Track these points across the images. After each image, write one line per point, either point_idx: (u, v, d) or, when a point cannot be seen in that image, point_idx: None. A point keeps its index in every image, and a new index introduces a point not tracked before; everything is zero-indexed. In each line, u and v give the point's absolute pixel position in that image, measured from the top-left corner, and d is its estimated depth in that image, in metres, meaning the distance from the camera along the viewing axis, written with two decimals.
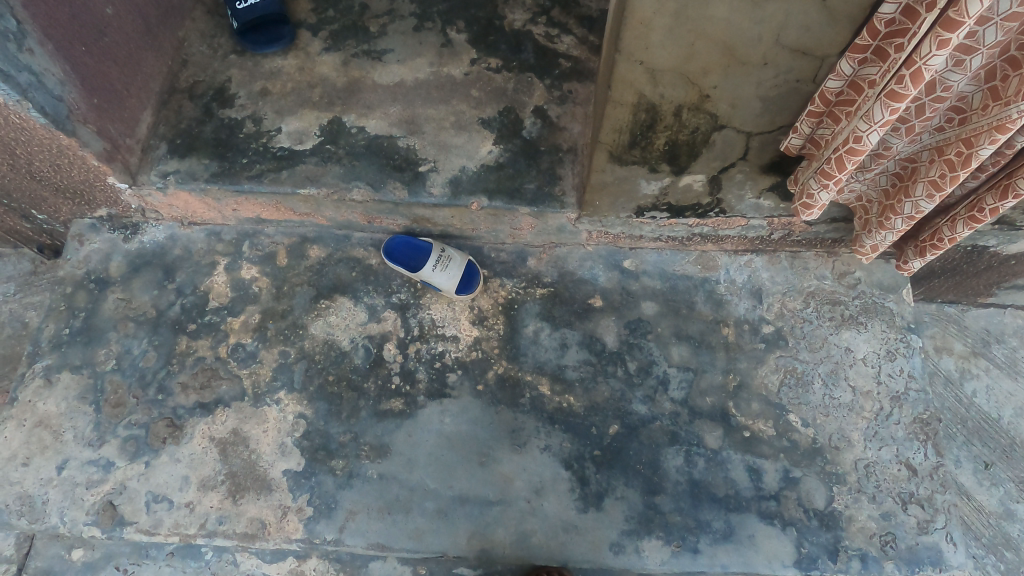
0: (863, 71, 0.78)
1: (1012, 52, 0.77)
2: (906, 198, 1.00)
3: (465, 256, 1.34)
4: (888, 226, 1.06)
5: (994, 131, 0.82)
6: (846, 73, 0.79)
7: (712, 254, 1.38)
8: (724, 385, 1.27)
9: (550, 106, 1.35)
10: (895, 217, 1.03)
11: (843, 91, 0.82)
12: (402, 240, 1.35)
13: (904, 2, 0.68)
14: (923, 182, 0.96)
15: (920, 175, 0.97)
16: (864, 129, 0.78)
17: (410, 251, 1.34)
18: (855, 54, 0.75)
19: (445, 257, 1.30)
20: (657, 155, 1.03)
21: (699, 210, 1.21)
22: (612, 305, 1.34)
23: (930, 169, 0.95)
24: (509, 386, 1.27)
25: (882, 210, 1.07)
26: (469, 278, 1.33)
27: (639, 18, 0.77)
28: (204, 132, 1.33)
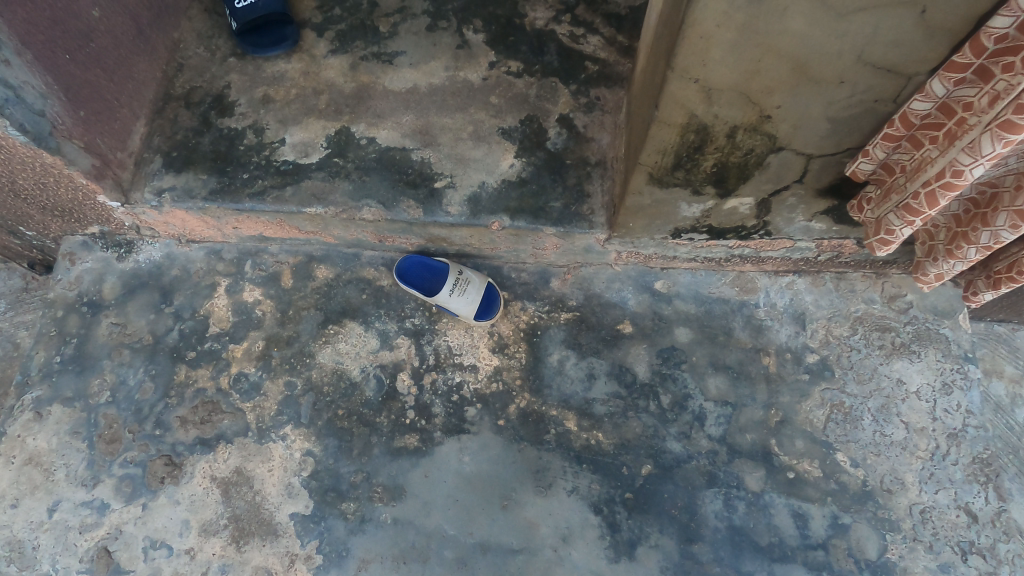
0: (958, 92, 0.67)
1: None
2: (983, 226, 0.89)
3: (484, 278, 1.24)
4: (959, 255, 0.95)
5: None
6: (937, 94, 0.68)
7: (751, 275, 1.27)
8: (766, 421, 1.17)
9: (576, 115, 1.24)
10: (968, 246, 0.92)
11: (931, 113, 0.71)
12: (416, 259, 1.26)
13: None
14: (1007, 211, 0.85)
15: (1003, 203, 0.86)
16: (967, 163, 0.68)
17: (425, 273, 1.25)
18: (951, 74, 0.65)
19: (463, 280, 1.21)
20: (703, 177, 0.92)
21: (742, 232, 1.10)
22: (643, 332, 1.24)
23: (1017, 196, 0.83)
24: (532, 422, 1.18)
25: (952, 237, 0.96)
26: (488, 302, 1.24)
27: (699, 32, 0.65)
28: (201, 143, 1.23)
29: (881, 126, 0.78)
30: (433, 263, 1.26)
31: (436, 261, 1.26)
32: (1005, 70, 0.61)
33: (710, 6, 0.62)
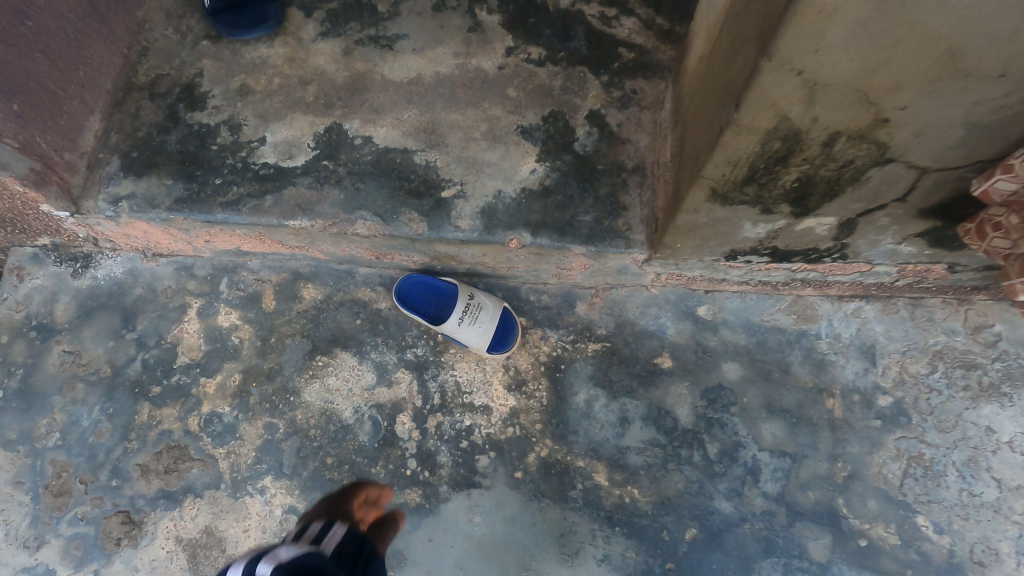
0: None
1: None
2: None
3: (501, 303, 1.07)
4: None
5: None
6: None
7: (811, 300, 1.09)
8: (831, 476, 0.99)
9: (608, 111, 1.05)
10: None
11: None
12: (420, 279, 1.08)
13: None
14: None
15: None
16: None
17: (430, 296, 1.08)
18: None
19: (476, 306, 1.04)
20: (780, 194, 0.74)
21: (812, 255, 0.91)
22: (684, 367, 1.05)
23: None
24: (555, 474, 1.00)
25: None
26: (504, 332, 1.06)
27: (819, 7, 0.47)
28: (166, 142, 1.04)
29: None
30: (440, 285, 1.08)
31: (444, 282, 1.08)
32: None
33: None
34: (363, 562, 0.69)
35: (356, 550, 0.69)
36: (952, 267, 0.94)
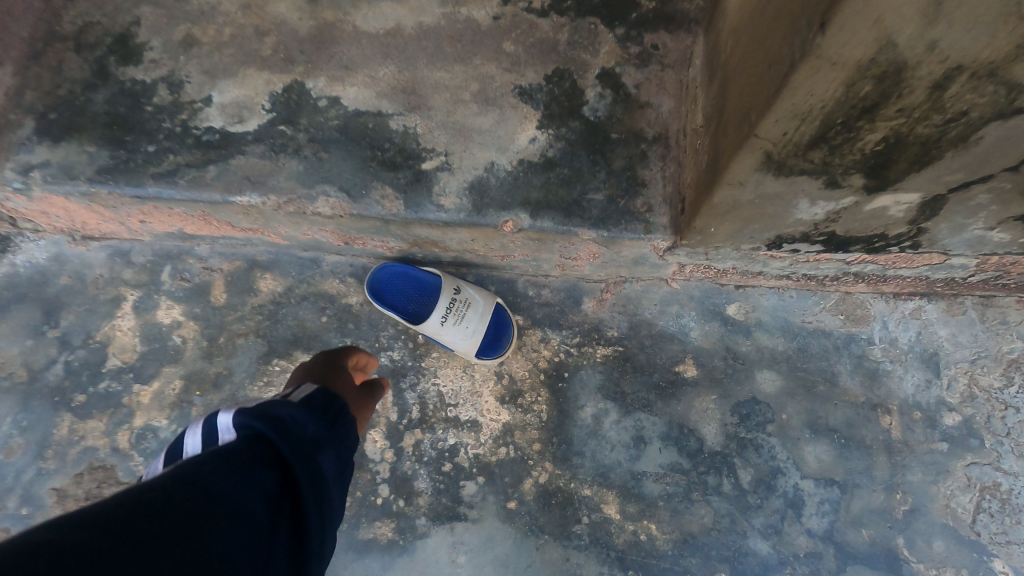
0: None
1: None
2: None
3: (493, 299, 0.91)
4: None
5: None
6: None
7: (861, 299, 0.91)
8: (889, 511, 0.82)
9: (625, 70, 0.87)
10: None
11: None
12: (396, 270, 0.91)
13: None
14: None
15: None
16: None
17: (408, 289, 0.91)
18: None
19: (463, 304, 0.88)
20: (858, 161, 0.57)
21: (877, 244, 0.74)
22: (711, 377, 0.88)
23: None
24: (556, 505, 0.83)
25: None
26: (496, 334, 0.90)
27: None
28: (92, 102, 0.87)
29: None
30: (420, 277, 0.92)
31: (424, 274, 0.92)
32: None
33: None
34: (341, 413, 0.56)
35: (335, 400, 0.57)
36: None
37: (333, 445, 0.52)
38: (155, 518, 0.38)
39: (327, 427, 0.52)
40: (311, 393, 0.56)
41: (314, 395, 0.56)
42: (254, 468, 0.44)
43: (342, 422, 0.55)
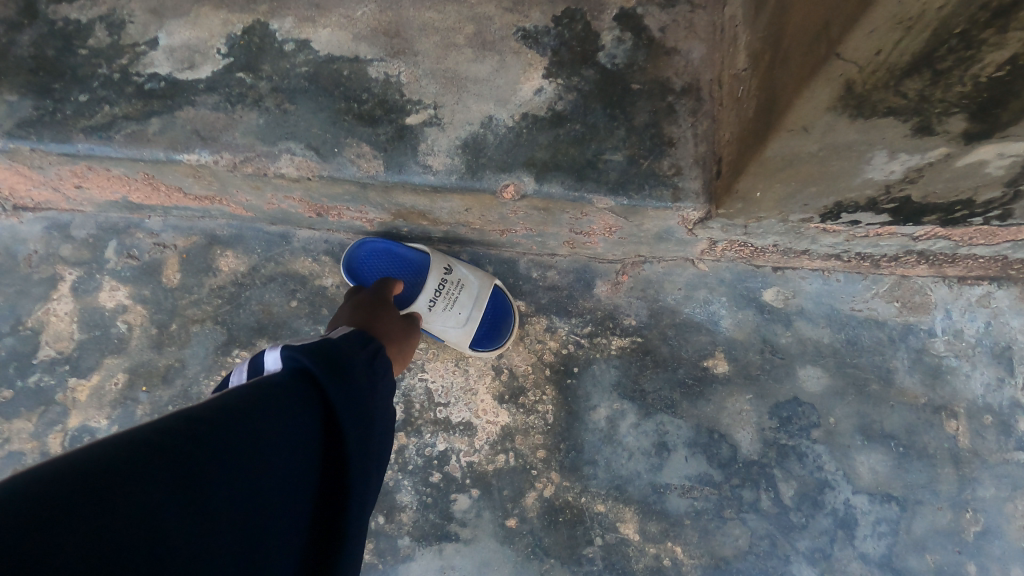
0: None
1: None
2: None
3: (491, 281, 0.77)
4: None
5: None
6: None
7: (922, 283, 0.78)
8: (954, 533, 0.70)
9: (649, 9, 0.73)
10: None
11: None
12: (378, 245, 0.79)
13: None
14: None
15: None
16: None
17: (392, 267, 0.79)
18: None
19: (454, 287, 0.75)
20: (967, 95, 0.43)
21: (958, 213, 0.61)
22: (746, 374, 0.75)
23: None
24: (564, 523, 0.71)
25: None
26: (494, 323, 0.76)
27: None
28: (14, 44, 0.73)
29: None
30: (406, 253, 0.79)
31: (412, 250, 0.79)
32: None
33: None
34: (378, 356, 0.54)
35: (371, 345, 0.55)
36: None
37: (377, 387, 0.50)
38: (213, 438, 0.36)
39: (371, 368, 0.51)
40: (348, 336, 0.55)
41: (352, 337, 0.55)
42: (306, 397, 0.42)
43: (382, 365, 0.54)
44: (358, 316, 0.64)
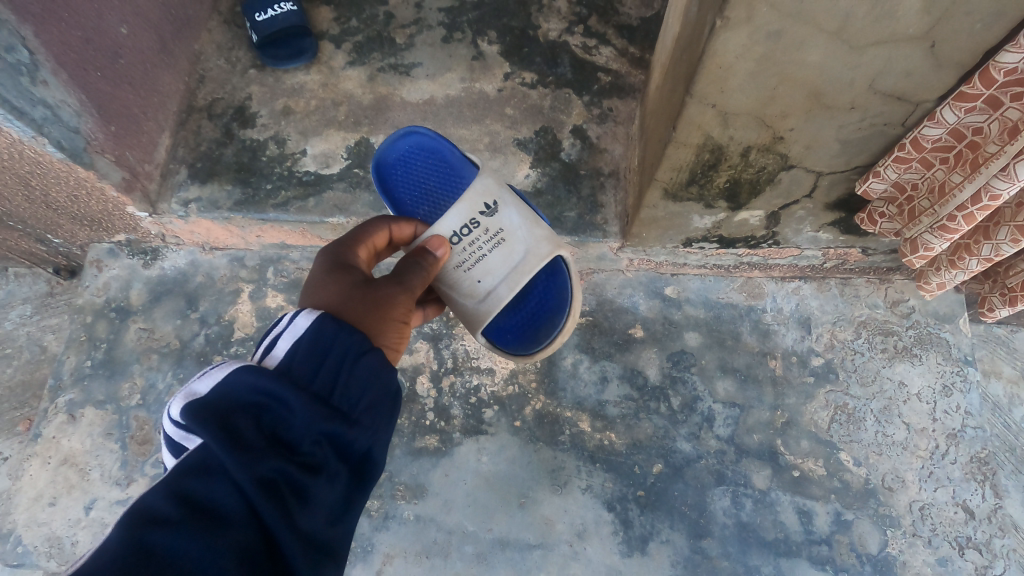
0: (967, 119, 0.73)
1: None
2: (985, 239, 0.97)
3: (548, 253, 1.01)
4: (961, 266, 1.05)
5: None
6: (949, 121, 0.74)
7: (758, 281, 1.32)
8: (772, 422, 1.22)
9: (589, 126, 1.28)
10: (970, 258, 1.01)
11: (942, 138, 0.77)
12: (423, 143, 1.04)
13: None
14: (1009, 226, 0.93)
15: (1005, 219, 0.94)
16: (1003, 187, 0.75)
17: (430, 169, 1.05)
18: (963, 104, 0.70)
19: (495, 245, 1.00)
20: (716, 192, 0.96)
21: (753, 242, 1.14)
22: (654, 336, 1.28)
23: (1018, 214, 0.92)
24: (548, 423, 1.22)
25: (956, 249, 1.05)
26: (545, 307, 1.05)
27: (717, 63, 0.69)
28: (225, 154, 1.26)
29: (890, 148, 0.83)
30: (457, 156, 1.04)
31: (460, 157, 1.04)
32: (1012, 98, 0.69)
33: (732, 40, 0.65)
34: (335, 372, 0.67)
35: (324, 362, 0.67)
36: (865, 249, 1.22)
37: (325, 425, 0.63)
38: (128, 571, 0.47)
39: (313, 406, 0.63)
40: (305, 348, 0.67)
41: (307, 352, 0.67)
42: (220, 485, 0.55)
43: (339, 383, 0.66)
44: (341, 286, 0.77)
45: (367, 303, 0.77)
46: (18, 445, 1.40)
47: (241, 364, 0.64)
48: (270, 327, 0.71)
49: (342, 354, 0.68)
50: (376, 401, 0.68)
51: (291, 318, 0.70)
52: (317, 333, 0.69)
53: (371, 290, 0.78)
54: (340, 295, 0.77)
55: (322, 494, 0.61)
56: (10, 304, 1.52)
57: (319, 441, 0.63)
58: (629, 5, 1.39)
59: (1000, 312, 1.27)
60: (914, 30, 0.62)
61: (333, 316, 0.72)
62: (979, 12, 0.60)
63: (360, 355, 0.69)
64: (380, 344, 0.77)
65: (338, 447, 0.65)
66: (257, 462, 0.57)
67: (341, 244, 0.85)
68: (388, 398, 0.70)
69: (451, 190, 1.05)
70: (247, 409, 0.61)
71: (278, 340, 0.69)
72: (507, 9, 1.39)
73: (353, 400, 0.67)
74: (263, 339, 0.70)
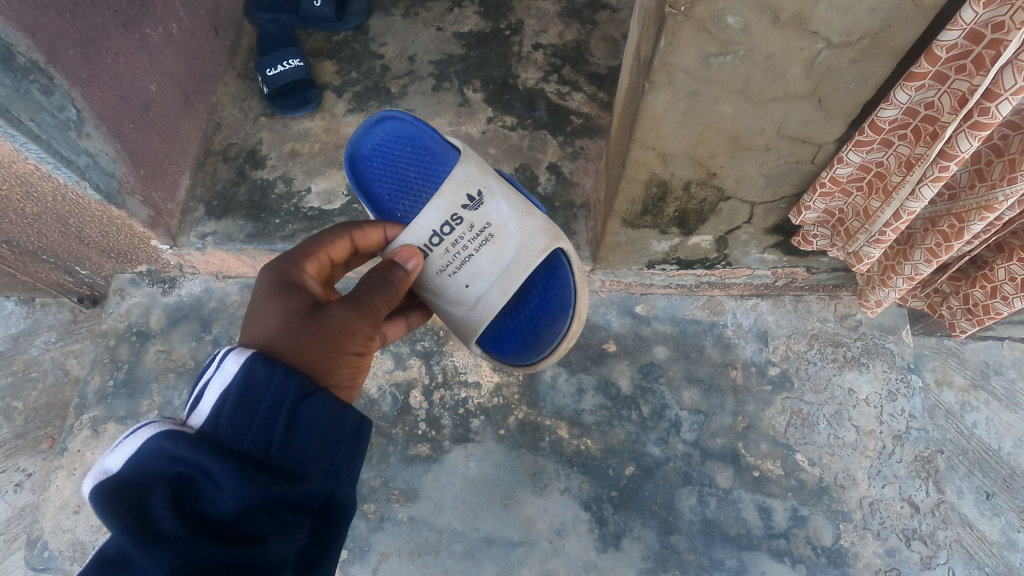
0: (869, 157, 0.87)
1: (995, 141, 0.91)
2: (905, 260, 1.14)
3: (541, 250, 1.04)
4: (891, 284, 1.21)
5: (982, 210, 0.96)
6: (855, 161, 0.88)
7: (719, 299, 1.46)
8: (734, 427, 1.33)
9: (563, 163, 1.43)
10: (897, 276, 1.18)
11: (851, 174, 0.91)
12: (401, 130, 1.08)
13: (904, 106, 0.77)
14: (920, 249, 1.10)
15: (917, 242, 1.11)
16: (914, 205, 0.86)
17: (410, 155, 1.09)
18: (862, 147, 0.84)
19: (483, 241, 1.04)
20: (667, 220, 1.11)
21: (709, 263, 1.28)
22: (625, 350, 1.41)
23: (926, 237, 1.09)
24: (530, 431, 1.34)
25: (884, 270, 1.21)
26: (546, 308, 1.09)
27: (650, 116, 0.85)
28: (238, 193, 1.42)
29: (812, 184, 0.98)
30: (439, 142, 1.08)
31: (442, 143, 1.08)
32: (900, 138, 0.83)
33: (659, 98, 0.81)
34: (275, 425, 0.64)
35: (257, 414, 0.65)
36: (809, 269, 1.39)
37: (260, 489, 0.59)
38: None
39: (241, 472, 0.59)
40: (232, 399, 0.65)
41: (235, 405, 0.64)
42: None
43: (275, 439, 0.64)
44: (283, 320, 0.75)
45: (309, 331, 0.74)
46: (41, 461, 1.50)
47: (160, 428, 0.61)
48: (202, 372, 0.70)
49: (278, 403, 0.66)
50: (326, 444, 0.67)
51: (221, 363, 0.69)
52: (246, 381, 0.67)
53: (314, 317, 0.75)
54: (277, 325, 0.74)
55: (272, 558, 0.57)
56: (36, 331, 1.66)
57: (262, 503, 0.59)
58: (598, 56, 1.56)
59: (970, 332, 1.36)
60: (802, 89, 0.77)
61: (266, 356, 0.71)
62: (849, 76, 0.75)
63: (302, 400, 0.67)
64: (331, 379, 0.76)
65: (286, 504, 0.61)
66: (184, 547, 0.53)
67: (290, 258, 0.85)
68: (343, 437, 0.69)
69: (430, 175, 1.08)
70: (172, 479, 0.58)
71: (205, 392, 0.67)
72: (490, 60, 1.57)
73: (296, 453, 0.64)
74: (191, 391, 0.68)
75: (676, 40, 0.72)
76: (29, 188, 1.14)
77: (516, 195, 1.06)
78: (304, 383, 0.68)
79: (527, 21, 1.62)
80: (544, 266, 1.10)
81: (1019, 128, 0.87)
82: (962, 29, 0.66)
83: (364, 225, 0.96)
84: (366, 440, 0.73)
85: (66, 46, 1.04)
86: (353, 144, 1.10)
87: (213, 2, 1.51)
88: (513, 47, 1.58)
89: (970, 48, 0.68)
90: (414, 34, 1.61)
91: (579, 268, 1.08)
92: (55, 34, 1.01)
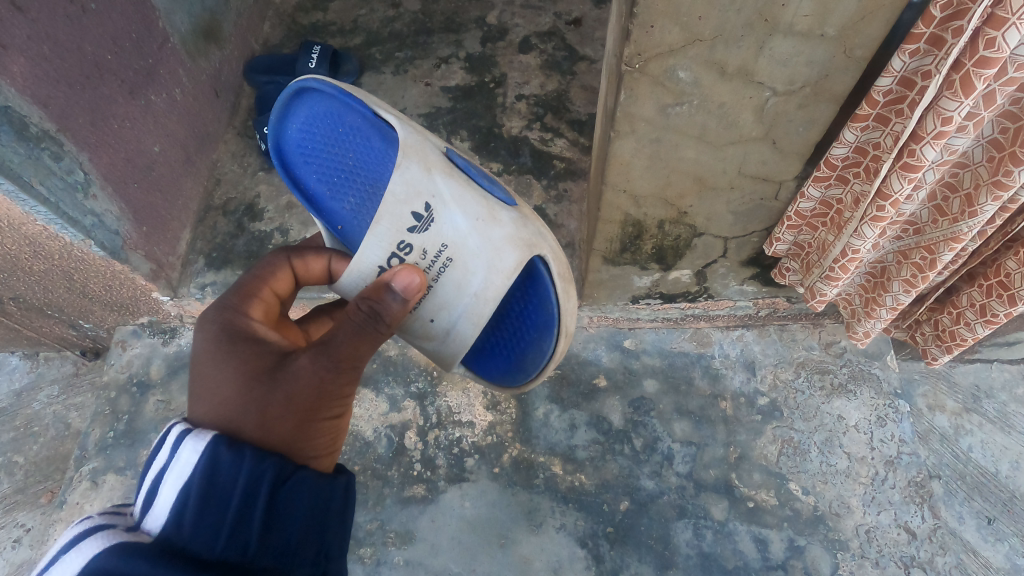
0: (827, 192, 0.93)
1: (949, 179, 0.97)
2: (886, 292, 1.18)
3: (512, 267, 0.98)
4: (875, 316, 1.23)
5: (949, 242, 1.00)
6: (815, 196, 0.93)
7: (705, 330, 1.50)
8: (726, 457, 1.34)
9: (548, 206, 1.50)
10: (878, 308, 1.21)
11: (812, 208, 0.97)
12: (328, 108, 1.00)
13: (853, 145, 0.83)
14: (899, 280, 1.14)
15: (894, 275, 1.15)
16: (858, 243, 0.92)
17: (342, 135, 1.00)
18: (819, 183, 0.90)
19: (442, 265, 0.98)
20: (646, 257, 1.15)
21: (693, 296, 1.31)
22: (616, 385, 1.43)
23: (902, 269, 1.13)
24: (524, 468, 1.35)
25: (867, 302, 1.25)
26: (533, 325, 1.07)
27: (618, 161, 0.91)
28: (236, 244, 1.47)
29: (780, 217, 1.03)
30: (371, 119, 0.99)
31: (379, 125, 0.99)
32: (854, 175, 0.89)
33: (624, 145, 0.87)
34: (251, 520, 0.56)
35: (228, 510, 0.56)
36: (790, 298, 1.44)
37: None
38: None
39: None
40: (195, 495, 0.56)
41: (201, 502, 0.56)
42: None
43: (254, 537, 0.56)
44: (244, 389, 0.68)
45: (273, 397, 0.68)
46: (40, 516, 1.50)
47: (107, 544, 0.51)
48: (152, 461, 0.61)
49: (253, 493, 0.58)
50: (313, 521, 0.61)
51: (175, 450, 0.60)
52: (210, 472, 0.58)
53: (276, 378, 0.70)
54: (234, 394, 0.68)
55: None
56: (39, 385, 1.69)
57: None
58: (578, 103, 1.65)
59: (943, 360, 1.38)
60: (756, 132, 0.83)
61: (231, 437, 0.63)
62: (797, 119, 0.81)
63: (282, 482, 0.61)
64: (309, 445, 0.70)
65: None
66: None
67: (230, 303, 0.81)
68: (330, 511, 0.64)
69: (368, 158, 1.00)
70: None
71: (160, 485, 0.57)
72: (476, 111, 1.65)
73: (281, 547, 0.57)
74: (143, 481, 0.60)
75: (635, 93, 0.78)
76: (37, 247, 1.20)
77: (470, 200, 0.99)
78: (281, 464, 0.62)
79: (510, 73, 1.72)
80: (523, 277, 1.05)
81: (967, 167, 0.93)
82: (894, 76, 0.72)
83: (307, 252, 0.94)
84: (352, 502, 0.69)
85: (76, 115, 1.11)
86: (276, 132, 1.02)
87: (214, 68, 1.61)
88: (498, 98, 1.67)
89: (905, 94, 0.75)
90: (404, 89, 1.71)
91: (561, 272, 1.05)
92: (67, 105, 1.08)
